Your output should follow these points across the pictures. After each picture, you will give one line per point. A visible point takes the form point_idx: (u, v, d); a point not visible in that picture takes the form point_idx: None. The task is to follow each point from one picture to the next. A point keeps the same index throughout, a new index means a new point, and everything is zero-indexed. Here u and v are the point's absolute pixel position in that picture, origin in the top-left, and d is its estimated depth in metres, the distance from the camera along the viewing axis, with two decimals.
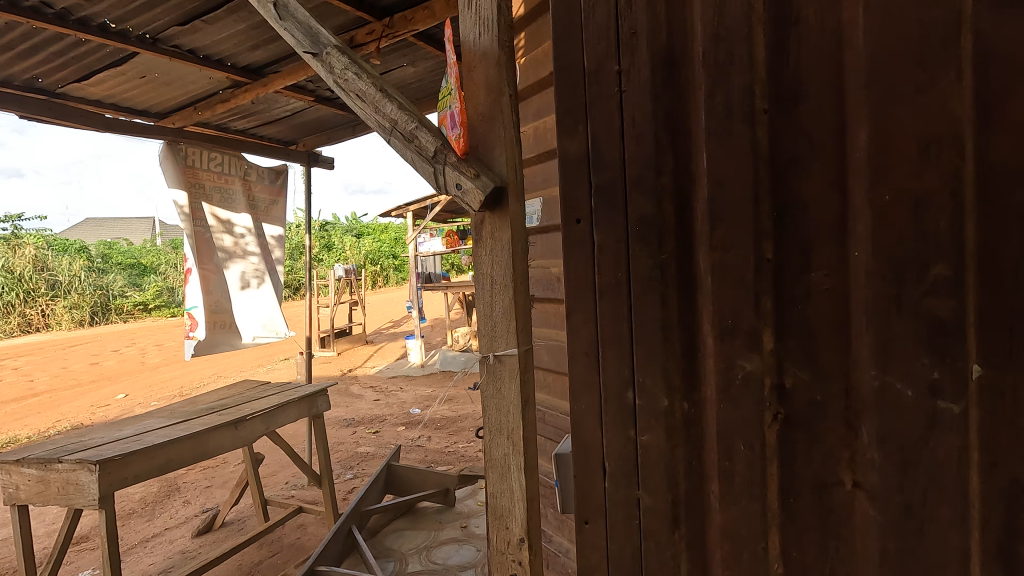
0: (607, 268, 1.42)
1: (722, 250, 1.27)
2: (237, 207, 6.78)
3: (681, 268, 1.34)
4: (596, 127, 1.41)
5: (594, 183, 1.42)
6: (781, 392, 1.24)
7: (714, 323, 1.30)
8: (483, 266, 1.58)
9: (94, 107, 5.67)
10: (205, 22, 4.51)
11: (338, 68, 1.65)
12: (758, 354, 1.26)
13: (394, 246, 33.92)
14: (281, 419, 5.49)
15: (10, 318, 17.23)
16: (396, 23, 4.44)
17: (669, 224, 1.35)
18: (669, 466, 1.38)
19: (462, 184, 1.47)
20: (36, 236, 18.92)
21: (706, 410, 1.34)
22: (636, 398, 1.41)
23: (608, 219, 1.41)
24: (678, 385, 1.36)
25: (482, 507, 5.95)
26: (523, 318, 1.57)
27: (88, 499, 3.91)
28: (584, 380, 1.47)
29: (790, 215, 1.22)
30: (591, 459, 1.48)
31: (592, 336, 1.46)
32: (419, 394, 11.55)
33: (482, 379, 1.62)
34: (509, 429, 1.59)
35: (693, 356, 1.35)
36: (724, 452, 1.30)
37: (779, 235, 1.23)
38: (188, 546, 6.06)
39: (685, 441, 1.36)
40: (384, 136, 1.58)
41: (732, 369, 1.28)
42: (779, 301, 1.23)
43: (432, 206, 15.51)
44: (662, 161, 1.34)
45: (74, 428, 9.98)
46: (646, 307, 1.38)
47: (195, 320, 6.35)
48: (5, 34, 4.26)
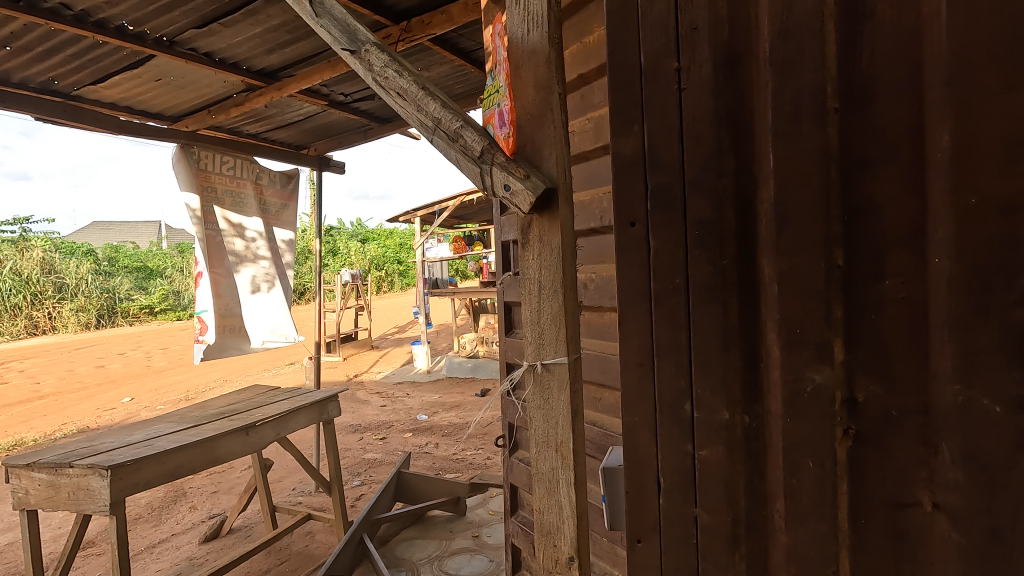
0: (663, 273, 1.36)
1: (789, 256, 1.21)
2: (249, 211, 6.77)
3: (742, 275, 1.28)
4: (652, 126, 1.36)
5: (650, 185, 1.37)
6: (851, 406, 1.18)
7: (780, 332, 1.23)
8: (531, 271, 1.53)
9: (109, 109, 5.66)
10: (222, 25, 4.49)
11: (378, 66, 1.60)
12: (828, 365, 1.19)
13: (399, 252, 33.97)
14: (291, 426, 5.42)
15: (17, 320, 17.41)
16: (413, 27, 4.40)
17: (731, 228, 1.29)
18: (729, 484, 1.31)
19: (511, 185, 1.42)
20: (44, 239, 19.05)
21: (769, 425, 1.27)
22: (693, 411, 1.35)
23: (665, 222, 1.35)
24: (738, 398, 1.30)
25: (493, 516, 5.88)
26: (572, 327, 1.50)
27: (99, 505, 3.86)
28: (636, 391, 1.42)
29: (863, 221, 1.15)
30: (643, 473, 1.42)
31: (646, 346, 1.40)
32: (425, 400, 11.46)
33: (530, 389, 1.56)
34: (558, 442, 1.52)
35: (756, 368, 1.28)
36: (790, 469, 1.23)
37: (850, 241, 1.17)
38: (195, 552, 5.99)
39: (746, 457, 1.30)
40: (427, 136, 1.53)
41: (800, 382, 1.21)
42: (851, 310, 1.17)
43: (439, 212, 15.48)
44: (723, 163, 1.29)
45: (81, 431, 9.95)
46: (705, 316, 1.32)
47: (205, 324, 6.30)
48: (23, 36, 4.25)
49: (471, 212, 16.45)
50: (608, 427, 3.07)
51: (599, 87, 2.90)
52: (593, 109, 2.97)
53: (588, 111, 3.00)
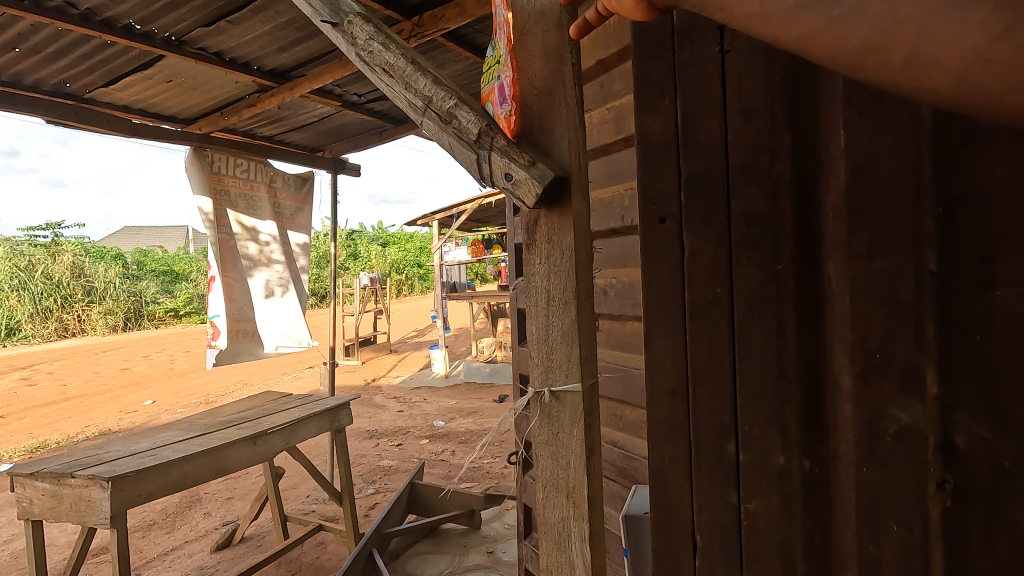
0: (701, 282, 1.14)
1: (865, 259, 0.94)
2: (263, 214, 6.65)
3: (801, 283, 1.03)
4: (687, 100, 1.15)
5: (684, 172, 1.16)
6: (948, 453, 0.87)
7: (852, 356, 0.96)
8: (537, 277, 1.42)
9: (123, 112, 5.55)
10: (230, 23, 4.33)
11: (362, 39, 1.63)
12: (918, 401, 0.90)
13: (419, 255, 34.00)
14: (302, 435, 5.21)
15: (48, 323, 17.82)
16: (425, 22, 4.17)
17: (788, 224, 1.04)
18: (785, 545, 1.07)
19: (513, 174, 1.30)
20: (75, 243, 19.40)
21: (839, 473, 1.01)
22: (739, 452, 1.11)
23: (703, 218, 1.14)
24: (796, 437, 1.05)
25: (508, 531, 5.64)
26: (586, 347, 1.37)
27: (100, 517, 3.71)
28: (668, 426, 1.21)
29: (966, 212, 0.85)
30: (675, 526, 1.22)
31: (680, 370, 1.19)
32: (443, 405, 11.24)
33: (536, 420, 1.45)
34: (569, 487, 1.41)
35: (820, 402, 1.03)
36: (866, 532, 0.96)
37: (948, 238, 0.87)
38: (207, 561, 5.86)
39: (806, 511, 1.05)
40: (419, 116, 1.47)
41: (879, 422, 0.94)
42: (948, 329, 0.87)
43: (457, 215, 15.25)
44: (777, 143, 1.05)
45: (102, 434, 9.97)
46: (755, 333, 1.08)
47: (218, 329, 6.19)
48: (31, 37, 4.16)
49: (490, 215, 16.25)
50: (629, 449, 2.84)
51: (620, 74, 2.72)
52: (614, 99, 2.80)
53: (608, 100, 2.82)
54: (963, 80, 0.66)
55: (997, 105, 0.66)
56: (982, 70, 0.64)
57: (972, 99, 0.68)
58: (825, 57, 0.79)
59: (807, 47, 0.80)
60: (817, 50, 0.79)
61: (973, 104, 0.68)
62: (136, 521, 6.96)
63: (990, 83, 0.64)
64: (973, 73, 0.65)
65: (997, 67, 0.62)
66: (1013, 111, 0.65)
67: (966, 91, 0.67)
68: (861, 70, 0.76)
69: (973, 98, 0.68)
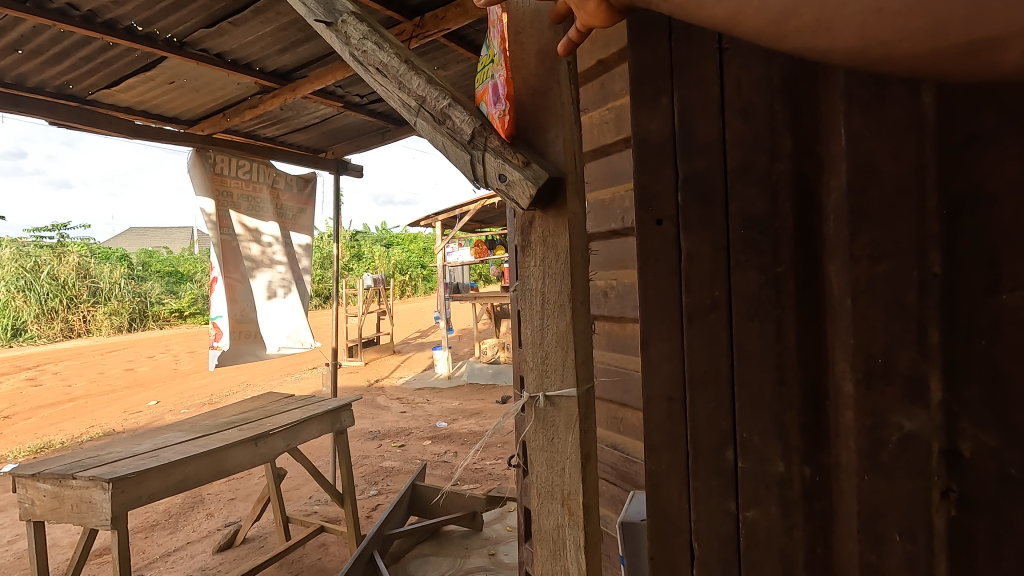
0: (698, 286, 1.12)
1: (868, 263, 0.91)
2: (265, 216, 6.64)
3: (801, 286, 1.01)
4: (684, 99, 1.13)
5: (681, 173, 1.13)
6: (954, 460, 0.86)
7: (854, 362, 0.93)
8: (532, 280, 1.39)
9: (125, 114, 5.54)
10: (232, 24, 4.32)
11: (356, 38, 1.62)
12: (922, 408, 0.88)
13: (423, 256, 34.01)
14: (303, 436, 5.19)
15: (53, 323, 17.89)
16: (426, 22, 4.15)
17: (788, 226, 1.02)
18: (785, 555, 1.05)
19: (507, 175, 1.28)
20: (80, 244, 19.46)
21: (840, 482, 0.99)
22: (738, 460, 1.08)
23: (700, 219, 1.11)
24: (797, 445, 1.02)
25: (510, 533, 5.61)
26: (581, 351, 1.36)
27: (101, 519, 3.70)
28: (664, 433, 1.18)
29: (971, 214, 0.83)
30: (672, 535, 1.19)
31: (677, 376, 1.16)
32: (445, 406, 11.21)
33: (531, 426, 1.43)
34: (564, 495, 1.39)
35: (820, 408, 1.00)
36: (868, 543, 0.94)
37: (953, 241, 0.85)
38: (208, 563, 5.85)
39: (806, 520, 1.02)
40: (412, 116, 1.46)
41: (882, 429, 0.91)
42: (953, 334, 0.85)
43: (460, 215, 15.21)
44: (777, 143, 1.02)
45: (106, 434, 10.00)
46: (754, 337, 1.05)
47: (220, 330, 6.20)
48: (33, 39, 4.16)
49: (492, 215, 16.21)
50: (630, 452, 2.81)
51: (620, 74, 2.70)
52: (614, 99, 2.78)
53: (609, 100, 2.80)
54: (867, 34, 0.74)
55: (895, 53, 0.74)
56: (877, 20, 0.72)
57: (874, 52, 0.76)
58: (752, 29, 0.85)
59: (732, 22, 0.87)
60: (743, 22, 0.85)
61: (875, 56, 0.76)
62: (139, 521, 6.97)
63: (885, 32, 0.73)
64: (872, 25, 0.73)
65: (888, 15, 0.71)
66: (911, 55, 0.73)
67: (869, 44, 0.75)
68: (781, 40, 0.83)
69: (875, 48, 0.75)
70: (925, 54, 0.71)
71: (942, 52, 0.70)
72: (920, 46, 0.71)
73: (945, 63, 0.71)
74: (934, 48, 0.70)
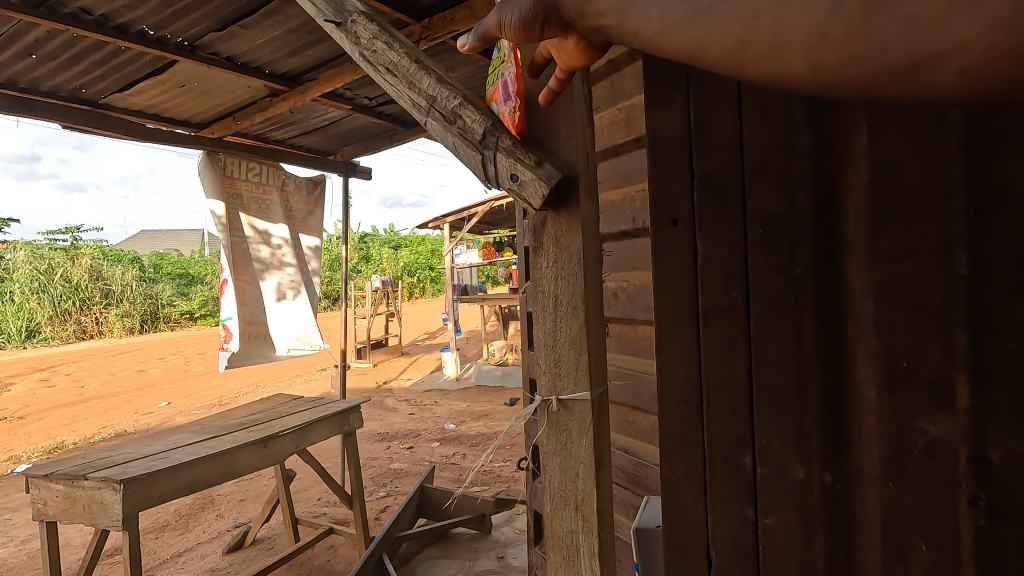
0: (714, 287, 1.10)
1: (890, 262, 0.88)
2: (275, 218, 6.67)
3: (821, 286, 0.98)
4: (699, 96, 1.11)
5: (698, 172, 1.11)
6: (981, 469, 0.82)
7: (876, 366, 0.91)
8: (544, 281, 1.38)
9: (136, 117, 5.58)
10: (242, 27, 4.33)
11: (365, 38, 1.62)
12: (948, 413, 0.84)
13: (431, 258, 34.12)
14: (312, 438, 5.19)
15: (66, 325, 18.04)
16: (435, 24, 4.14)
17: (806, 225, 0.99)
18: (805, 565, 1.02)
19: (519, 175, 1.28)
20: (94, 246, 19.65)
21: (861, 488, 0.96)
22: (757, 465, 1.07)
23: (716, 220, 1.09)
24: (817, 450, 1.00)
25: (519, 536, 5.59)
26: (595, 354, 1.34)
27: (112, 519, 3.72)
28: (680, 436, 1.16)
29: (1000, 213, 0.79)
30: (687, 541, 1.17)
31: (693, 380, 1.14)
32: (453, 408, 11.20)
33: (544, 430, 1.41)
34: (578, 500, 1.37)
35: (841, 413, 0.97)
36: (892, 552, 0.91)
37: (981, 241, 0.81)
38: (218, 563, 5.87)
39: (826, 526, 1.00)
40: (422, 116, 1.45)
41: (905, 435, 0.88)
42: (980, 336, 0.81)
43: (469, 217, 15.22)
44: (795, 140, 1.00)
45: (117, 435, 10.06)
46: (772, 340, 1.03)
47: (230, 332, 6.23)
48: (47, 43, 4.19)
49: (500, 217, 16.27)
50: (641, 456, 2.79)
51: (630, 74, 2.71)
52: (623, 99, 2.77)
53: (618, 101, 2.80)
54: (817, 63, 0.64)
55: (841, 81, 0.63)
56: (825, 49, 0.62)
57: (825, 80, 0.65)
58: (713, 62, 0.74)
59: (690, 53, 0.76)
60: (704, 55, 0.74)
61: (827, 84, 0.65)
62: (149, 522, 7.01)
63: (833, 59, 0.62)
64: (820, 53, 0.63)
65: (834, 43, 0.61)
66: (859, 82, 0.62)
67: (818, 74, 0.65)
68: (742, 70, 0.71)
69: (824, 75, 0.64)
70: (868, 79, 0.61)
71: (884, 75, 0.60)
72: (864, 70, 0.61)
73: (890, 85, 0.60)
74: (873, 72, 0.60)
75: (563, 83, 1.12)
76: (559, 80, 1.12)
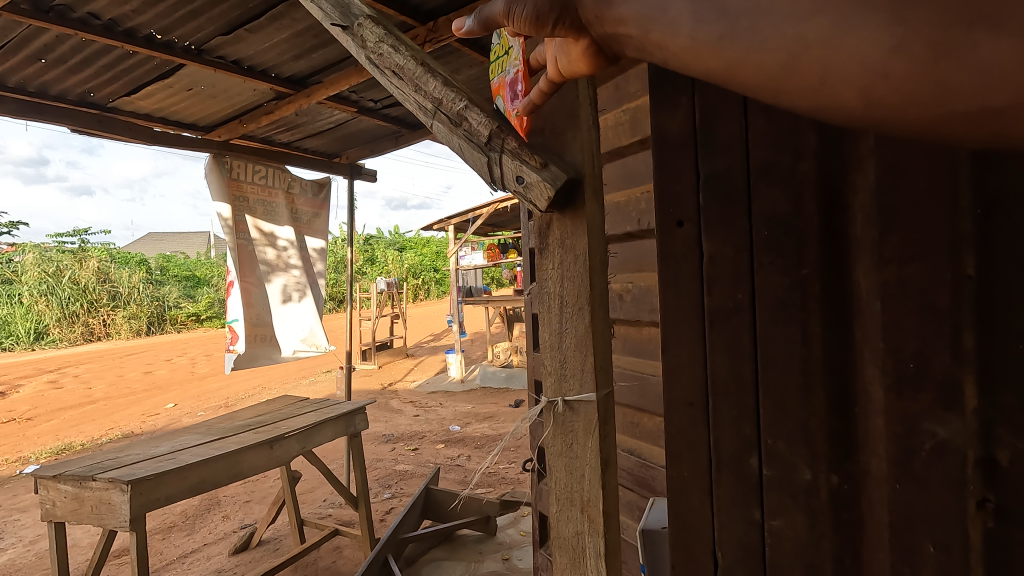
0: (720, 289, 1.10)
1: (897, 264, 0.88)
2: (281, 220, 6.70)
3: (828, 287, 0.98)
4: (705, 98, 1.12)
5: (703, 173, 1.12)
6: (990, 471, 0.82)
7: (884, 366, 0.90)
8: (550, 282, 1.39)
9: (144, 121, 5.61)
10: (249, 31, 4.35)
11: (371, 41, 1.63)
12: (957, 415, 0.84)
13: (435, 261, 34.21)
14: (318, 439, 5.20)
15: (74, 326, 18.16)
16: (440, 27, 4.14)
17: (813, 226, 0.99)
18: (812, 566, 1.02)
19: (525, 177, 1.29)
20: (101, 249, 19.80)
21: (868, 490, 0.95)
22: (763, 466, 1.07)
23: (723, 222, 1.09)
24: (824, 452, 1.00)
25: (524, 538, 5.58)
26: (601, 356, 1.34)
27: (120, 520, 3.73)
28: (686, 438, 1.16)
29: (1009, 213, 0.79)
30: (693, 544, 1.17)
31: (699, 382, 1.15)
32: (458, 410, 11.22)
33: (550, 430, 1.42)
34: (584, 501, 1.37)
35: (849, 415, 0.97)
36: (900, 554, 0.91)
37: (990, 243, 0.81)
38: (224, 564, 5.89)
39: (834, 529, 1.00)
40: (428, 118, 1.47)
41: (914, 437, 0.88)
42: (990, 337, 0.81)
43: (473, 219, 15.25)
44: (801, 141, 1.00)
45: (124, 436, 10.12)
46: (779, 343, 1.03)
47: (236, 333, 6.26)
48: (57, 48, 4.23)
49: (505, 219, 16.31)
50: (646, 457, 2.79)
51: (635, 76, 2.71)
52: (629, 100, 2.77)
53: (624, 102, 2.80)
54: (873, 101, 0.58)
55: (898, 120, 0.58)
56: (883, 87, 0.56)
57: (880, 116, 0.59)
58: (741, 83, 0.69)
59: (710, 70, 0.70)
60: (736, 78, 0.68)
61: (881, 121, 0.59)
62: (156, 523, 7.04)
63: (893, 98, 0.56)
64: (876, 91, 0.56)
65: (894, 83, 0.54)
66: (917, 124, 0.57)
67: (873, 110, 0.58)
68: (779, 95, 0.65)
69: (880, 113, 0.58)
70: (931, 123, 0.56)
71: (947, 120, 0.55)
72: (928, 114, 0.55)
73: (956, 131, 0.56)
74: (937, 116, 0.55)
75: (548, 91, 1.20)
76: (544, 88, 1.20)
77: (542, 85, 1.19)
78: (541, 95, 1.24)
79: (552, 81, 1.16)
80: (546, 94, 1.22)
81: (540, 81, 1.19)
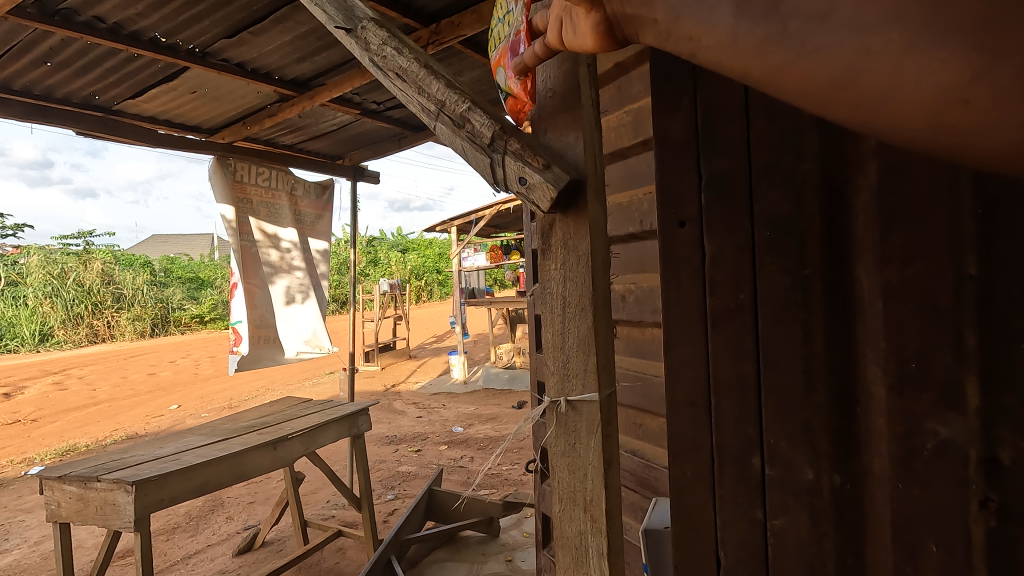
0: (722, 290, 1.10)
1: (899, 264, 0.89)
2: (284, 222, 6.73)
3: (831, 286, 0.98)
4: (706, 99, 1.12)
5: (705, 174, 1.12)
6: (993, 471, 0.82)
7: (886, 367, 0.91)
8: (552, 283, 1.40)
9: (149, 124, 5.64)
10: (252, 34, 4.38)
11: (375, 44, 1.64)
12: (959, 415, 0.84)
13: (438, 262, 34.19)
14: (320, 440, 5.21)
15: (79, 328, 18.21)
16: (443, 29, 4.15)
17: (814, 226, 1.00)
18: (814, 566, 1.02)
19: (528, 178, 1.30)
20: (106, 251, 19.86)
21: (870, 488, 0.96)
22: (765, 467, 1.07)
23: (725, 224, 1.10)
24: (826, 452, 1.00)
25: (527, 540, 5.57)
26: (603, 357, 1.35)
27: (124, 521, 3.75)
28: (688, 438, 1.17)
29: (1010, 213, 0.79)
30: (695, 543, 1.18)
31: (701, 383, 1.15)
32: (461, 412, 11.20)
33: (553, 430, 1.42)
34: (586, 501, 1.38)
35: (851, 415, 0.97)
36: (903, 553, 0.91)
37: (993, 244, 0.81)
38: (228, 565, 5.90)
39: (836, 529, 1.00)
40: (431, 120, 1.48)
41: (916, 437, 0.88)
42: (991, 337, 0.81)
43: (476, 220, 15.21)
44: (802, 142, 1.01)
45: (128, 438, 10.14)
46: (781, 343, 1.03)
47: (239, 335, 6.27)
48: (62, 51, 4.26)
49: (508, 220, 16.26)
50: (649, 458, 2.79)
51: (638, 77, 2.70)
52: (631, 101, 2.77)
53: (626, 103, 2.80)
54: (941, 125, 0.62)
55: (972, 149, 0.62)
56: (961, 114, 0.59)
57: (949, 142, 0.63)
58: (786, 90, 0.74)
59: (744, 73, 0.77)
60: (782, 83, 0.74)
61: (953, 147, 0.63)
62: (160, 524, 7.06)
63: (968, 126, 0.59)
64: (950, 118, 0.60)
65: (975, 109, 0.57)
66: (991, 154, 0.61)
67: (942, 136, 0.63)
68: (826, 106, 0.70)
69: (950, 139, 0.62)
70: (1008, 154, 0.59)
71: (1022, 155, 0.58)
72: (1005, 145, 0.59)
73: None
74: (1013, 147, 0.58)
75: (539, 59, 1.20)
76: (537, 54, 1.19)
77: (537, 51, 1.18)
78: (533, 61, 1.22)
79: (548, 48, 1.15)
80: (538, 60, 1.21)
81: (536, 46, 1.17)
